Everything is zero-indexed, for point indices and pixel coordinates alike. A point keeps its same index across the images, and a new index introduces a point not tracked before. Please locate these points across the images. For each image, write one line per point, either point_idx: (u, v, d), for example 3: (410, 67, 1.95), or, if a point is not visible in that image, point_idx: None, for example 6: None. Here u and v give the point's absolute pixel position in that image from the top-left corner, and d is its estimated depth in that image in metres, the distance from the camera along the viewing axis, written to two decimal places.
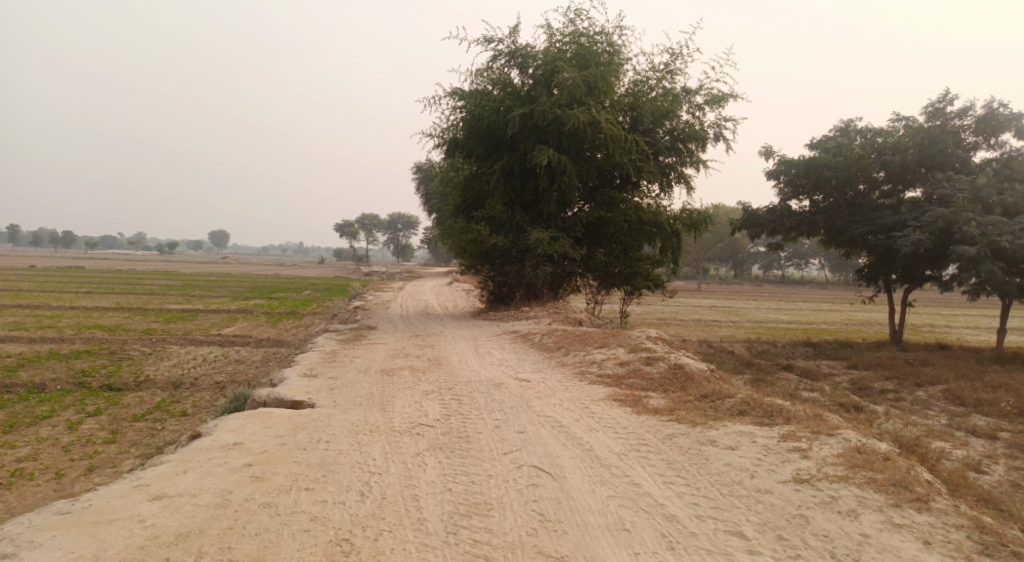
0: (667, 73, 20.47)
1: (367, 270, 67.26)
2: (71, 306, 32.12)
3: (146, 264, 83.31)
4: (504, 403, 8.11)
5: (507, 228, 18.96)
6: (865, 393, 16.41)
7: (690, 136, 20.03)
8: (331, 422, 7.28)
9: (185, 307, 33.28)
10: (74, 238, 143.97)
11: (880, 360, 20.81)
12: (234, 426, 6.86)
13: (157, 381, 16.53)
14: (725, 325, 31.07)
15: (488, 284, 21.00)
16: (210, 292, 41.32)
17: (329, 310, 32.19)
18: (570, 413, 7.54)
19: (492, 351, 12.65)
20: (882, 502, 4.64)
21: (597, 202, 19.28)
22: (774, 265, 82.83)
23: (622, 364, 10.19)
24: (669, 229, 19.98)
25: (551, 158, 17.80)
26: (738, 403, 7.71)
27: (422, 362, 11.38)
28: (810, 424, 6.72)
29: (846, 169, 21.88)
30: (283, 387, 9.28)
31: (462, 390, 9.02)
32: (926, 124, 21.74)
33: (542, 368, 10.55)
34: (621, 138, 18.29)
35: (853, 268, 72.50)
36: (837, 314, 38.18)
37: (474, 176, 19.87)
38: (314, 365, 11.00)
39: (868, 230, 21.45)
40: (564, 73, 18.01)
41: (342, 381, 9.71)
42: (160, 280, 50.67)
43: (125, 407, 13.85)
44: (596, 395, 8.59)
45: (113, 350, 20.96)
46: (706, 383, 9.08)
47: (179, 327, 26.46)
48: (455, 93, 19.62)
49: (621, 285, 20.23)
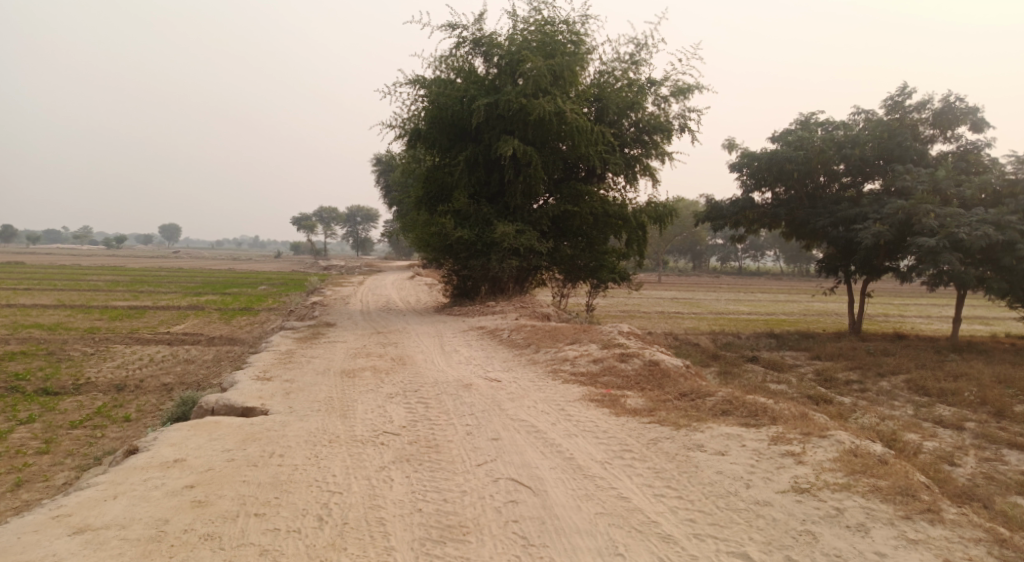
0: (633, 64, 20.14)
1: (324, 264, 65.84)
2: (10, 304, 30.53)
3: (93, 259, 80.18)
4: (474, 406, 7.59)
5: (472, 221, 18.40)
6: (831, 385, 16.33)
7: (655, 127, 19.75)
8: (286, 431, 6.68)
9: (132, 304, 31.89)
10: (15, 232, 138.34)
11: (842, 350, 20.89)
12: (176, 439, 6.21)
13: (99, 384, 15.58)
14: (688, 317, 31.00)
15: (452, 278, 20.42)
16: (160, 288, 39.76)
17: (286, 305, 31.19)
18: (546, 416, 7.07)
19: (458, 349, 12.10)
20: (891, 514, 4.28)
21: (562, 195, 18.86)
22: (731, 257, 83.86)
23: (595, 362, 9.77)
24: (634, 222, 19.69)
25: (516, 149, 17.32)
26: (721, 403, 7.33)
27: (385, 361, 10.78)
28: (800, 424, 6.36)
29: (807, 163, 21.80)
30: (233, 392, 8.60)
31: (428, 392, 8.47)
32: (885, 117, 21.83)
33: (512, 367, 10.05)
34: (586, 129, 17.88)
35: (808, 259, 73.75)
36: (796, 305, 38.64)
37: (437, 167, 19.24)
38: (267, 367, 10.31)
39: (829, 222, 21.50)
40: (529, 62, 17.50)
41: (297, 384, 9.06)
42: (107, 276, 48.66)
43: (62, 414, 12.92)
44: (570, 395, 8.13)
45: (52, 350, 19.79)
46: (684, 380, 8.71)
47: (125, 325, 25.25)
48: (416, 82, 18.96)
49: (587, 278, 19.89)
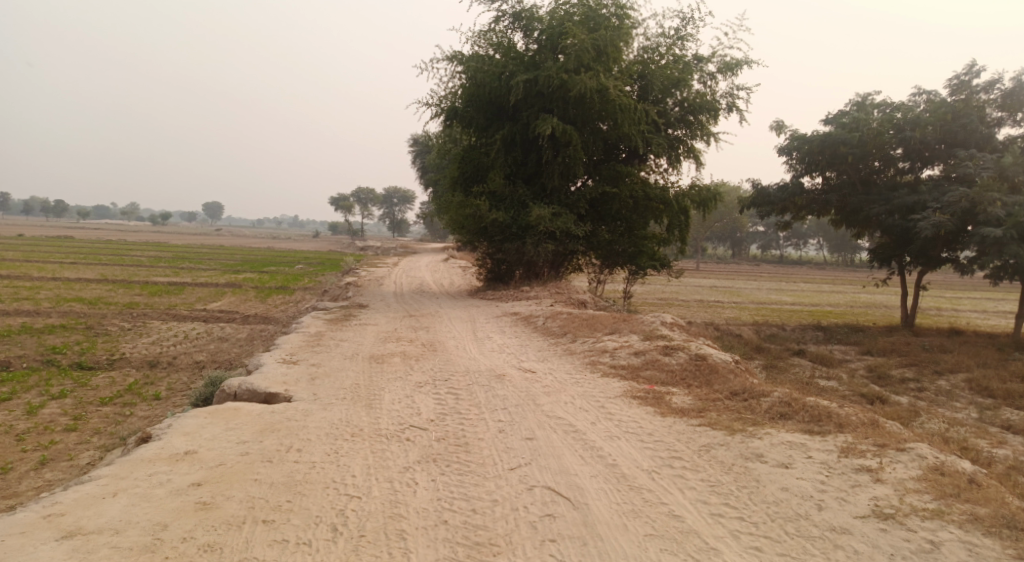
0: (678, 39, 19.27)
1: (360, 244, 65.98)
2: (54, 277, 30.96)
3: (137, 235, 81.72)
4: (507, 400, 7.09)
5: (508, 203, 17.83)
6: (885, 382, 15.43)
7: (700, 107, 18.89)
8: (307, 422, 6.26)
9: (172, 280, 32.10)
10: (63, 207, 142.23)
11: (895, 345, 19.87)
12: (191, 428, 5.83)
13: (132, 360, 15.49)
14: (729, 306, 30.03)
15: (486, 262, 19.92)
16: (200, 265, 40.15)
17: (321, 285, 31.09)
18: (585, 414, 6.53)
19: (491, 336, 11.59)
20: (998, 552, 3.68)
21: (602, 177, 18.18)
22: (772, 245, 81.86)
23: (636, 354, 9.17)
24: (676, 206, 18.93)
25: (555, 128, 16.70)
26: (777, 405, 6.70)
27: (415, 347, 10.34)
28: (870, 434, 5.70)
29: (863, 146, 20.68)
30: (257, 376, 8.23)
31: (459, 382, 7.99)
32: (949, 99, 20.52)
33: (548, 357, 9.52)
34: (629, 107, 17.13)
35: (854, 248, 71.47)
36: (842, 296, 37.25)
37: (473, 147, 18.70)
38: (294, 349, 9.93)
39: (884, 210, 20.39)
40: (571, 36, 16.78)
41: (324, 369, 8.66)
42: (149, 251, 49.41)
43: (93, 389, 12.81)
44: (611, 390, 7.57)
45: (90, 325, 19.88)
46: (733, 377, 8.08)
47: (162, 301, 25.35)
48: (454, 58, 18.39)
49: (625, 264, 19.21)
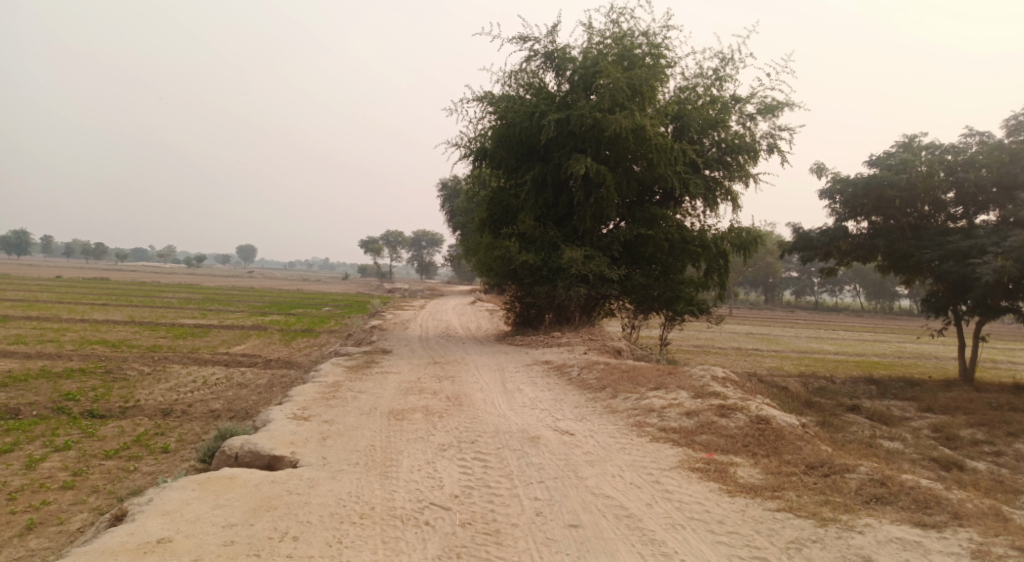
0: (717, 79, 18.54)
1: (389, 287, 65.66)
2: (81, 319, 30.73)
3: (169, 277, 82.91)
4: (545, 469, 6.13)
5: (539, 245, 17.01)
6: (954, 444, 14.08)
7: (740, 148, 18.03)
8: (311, 497, 5.37)
9: (198, 323, 31.68)
10: (103, 249, 145.75)
11: (958, 402, 18.37)
12: (173, 506, 4.95)
13: (145, 408, 14.73)
14: (769, 355, 28.65)
15: (515, 306, 19.01)
16: (227, 307, 39.81)
17: (347, 329, 30.37)
18: (640, 491, 5.56)
19: (522, 388, 10.61)
20: None
21: (636, 219, 17.30)
22: (807, 291, 79.79)
23: (687, 415, 8.10)
24: (714, 250, 17.92)
25: (589, 168, 15.94)
26: (868, 486, 5.67)
27: (439, 400, 9.39)
28: (1001, 530, 4.64)
29: (912, 189, 19.54)
30: (263, 434, 7.38)
31: (488, 445, 7.04)
32: (1005, 140, 19.34)
33: (587, 415, 8.54)
34: (667, 147, 16.33)
35: (892, 295, 69.29)
36: (886, 346, 35.54)
37: (503, 189, 18.00)
38: (308, 403, 9.05)
39: (938, 256, 19.14)
40: (605, 75, 16.10)
41: (337, 427, 7.76)
42: (179, 293, 49.47)
43: (99, 441, 12.01)
44: (665, 460, 6.54)
45: (109, 368, 19.28)
46: (804, 446, 7.04)
47: (185, 344, 24.79)
48: (484, 98, 17.83)
49: (661, 309, 18.18)
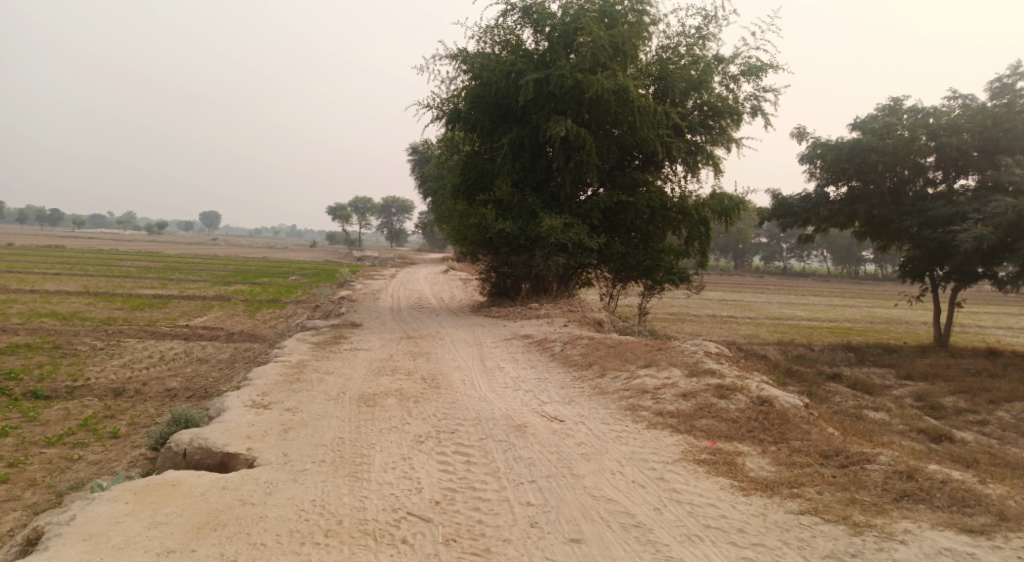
0: (700, 38, 17.73)
1: (357, 255, 64.34)
2: (33, 290, 29.18)
3: (130, 244, 80.26)
4: (537, 464, 5.48)
5: (515, 212, 16.20)
6: (940, 415, 13.79)
7: (723, 111, 17.33)
8: (267, 508, 4.63)
9: (158, 293, 30.29)
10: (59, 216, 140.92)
11: (936, 369, 18.18)
12: (99, 527, 4.20)
13: (96, 388, 13.70)
14: (745, 322, 28.38)
15: (490, 276, 18.24)
16: (191, 276, 38.32)
17: (314, 299, 29.29)
18: (646, 491, 4.94)
19: (502, 366, 9.90)
20: None
21: (616, 185, 16.55)
22: (776, 256, 80.13)
23: (684, 397, 7.48)
24: (696, 217, 17.27)
25: (568, 131, 15.10)
26: (894, 479, 5.13)
27: (413, 382, 8.65)
28: None
29: (894, 154, 19.00)
30: (216, 425, 6.58)
31: (470, 436, 6.35)
32: (989, 103, 18.77)
33: (576, 397, 7.87)
34: (649, 109, 15.55)
35: (859, 259, 70.02)
36: (858, 311, 35.64)
37: (477, 153, 17.10)
38: (269, 387, 8.21)
39: (918, 224, 18.64)
40: (586, 31, 15.17)
41: (301, 416, 6.98)
42: (140, 262, 47.63)
43: (41, 426, 11.02)
44: (667, 450, 5.91)
45: (58, 344, 18.08)
46: (814, 432, 6.47)
47: (143, 316, 23.57)
48: (457, 55, 16.78)
49: (640, 278, 17.58)
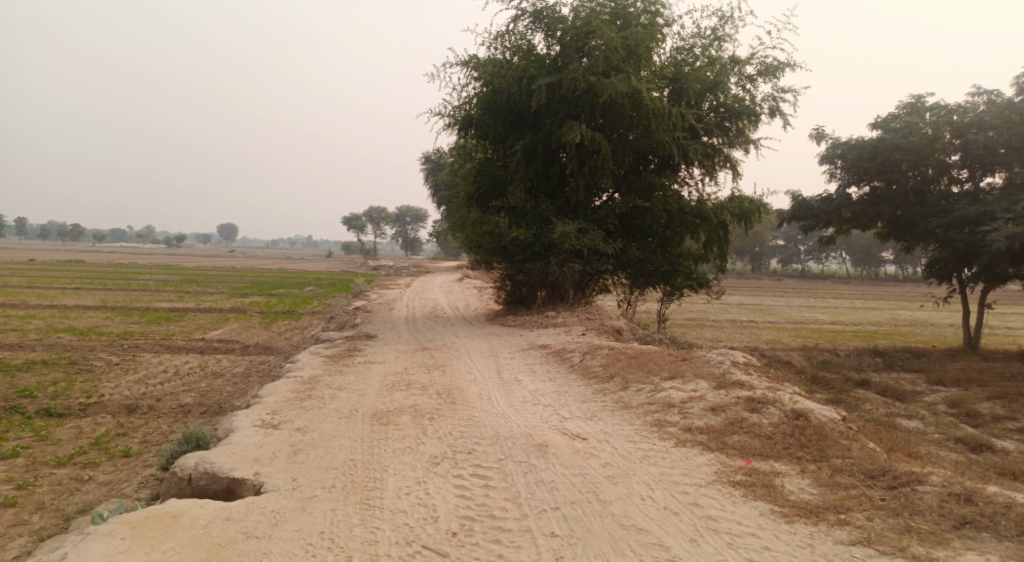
0: (715, 39, 17.35)
1: (372, 264, 64.22)
2: (51, 305, 29.25)
3: (148, 257, 80.91)
4: (560, 489, 5.13)
5: (530, 218, 15.88)
6: (976, 422, 13.26)
7: (740, 113, 16.91)
8: (273, 543, 4.34)
9: (174, 306, 30.26)
10: (79, 231, 142.60)
11: (968, 373, 17.61)
12: None
13: (108, 405, 13.50)
14: (766, 327, 27.80)
15: (505, 284, 17.90)
16: (207, 289, 38.37)
17: (329, 310, 29.09)
18: (679, 520, 4.59)
19: (519, 378, 9.55)
20: None
21: (632, 189, 16.18)
22: (794, 259, 79.12)
23: (713, 411, 7.09)
24: (715, 220, 16.86)
25: (583, 136, 14.76)
26: (950, 503, 4.73)
27: (429, 397, 8.32)
28: None
29: (918, 152, 18.45)
30: (223, 448, 6.30)
31: (488, 456, 6.01)
32: (1015, 98, 18.13)
33: (597, 412, 7.50)
34: (665, 112, 15.19)
35: (879, 260, 68.94)
36: (880, 314, 34.89)
37: (490, 160, 16.82)
38: (279, 405, 7.92)
39: (944, 224, 18.09)
40: (599, 34, 14.84)
41: (312, 437, 6.68)
42: (157, 275, 47.83)
43: (52, 446, 10.81)
44: (698, 471, 5.54)
45: (73, 360, 17.94)
46: (854, 449, 6.06)
47: (159, 330, 23.45)
48: (468, 62, 16.52)
49: (658, 283, 17.16)
